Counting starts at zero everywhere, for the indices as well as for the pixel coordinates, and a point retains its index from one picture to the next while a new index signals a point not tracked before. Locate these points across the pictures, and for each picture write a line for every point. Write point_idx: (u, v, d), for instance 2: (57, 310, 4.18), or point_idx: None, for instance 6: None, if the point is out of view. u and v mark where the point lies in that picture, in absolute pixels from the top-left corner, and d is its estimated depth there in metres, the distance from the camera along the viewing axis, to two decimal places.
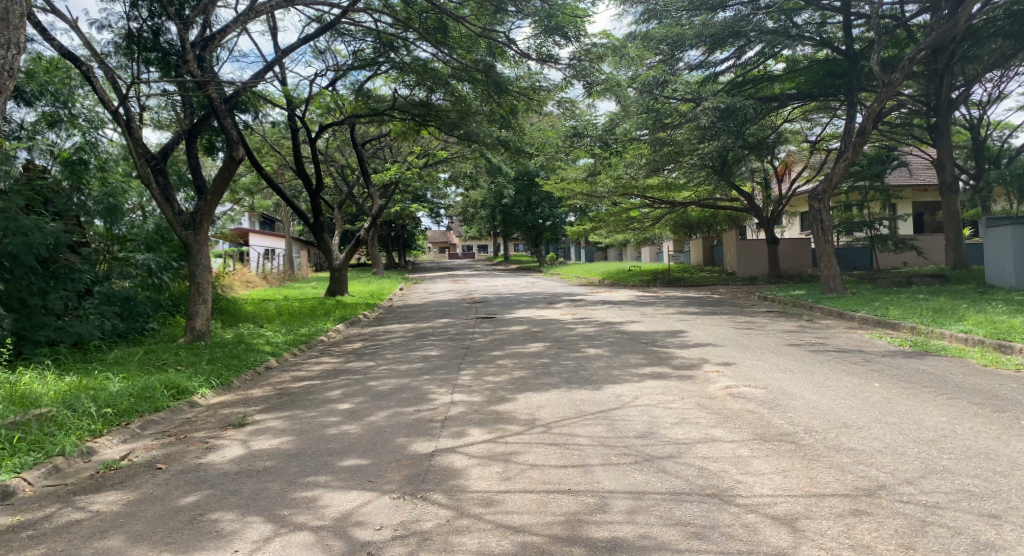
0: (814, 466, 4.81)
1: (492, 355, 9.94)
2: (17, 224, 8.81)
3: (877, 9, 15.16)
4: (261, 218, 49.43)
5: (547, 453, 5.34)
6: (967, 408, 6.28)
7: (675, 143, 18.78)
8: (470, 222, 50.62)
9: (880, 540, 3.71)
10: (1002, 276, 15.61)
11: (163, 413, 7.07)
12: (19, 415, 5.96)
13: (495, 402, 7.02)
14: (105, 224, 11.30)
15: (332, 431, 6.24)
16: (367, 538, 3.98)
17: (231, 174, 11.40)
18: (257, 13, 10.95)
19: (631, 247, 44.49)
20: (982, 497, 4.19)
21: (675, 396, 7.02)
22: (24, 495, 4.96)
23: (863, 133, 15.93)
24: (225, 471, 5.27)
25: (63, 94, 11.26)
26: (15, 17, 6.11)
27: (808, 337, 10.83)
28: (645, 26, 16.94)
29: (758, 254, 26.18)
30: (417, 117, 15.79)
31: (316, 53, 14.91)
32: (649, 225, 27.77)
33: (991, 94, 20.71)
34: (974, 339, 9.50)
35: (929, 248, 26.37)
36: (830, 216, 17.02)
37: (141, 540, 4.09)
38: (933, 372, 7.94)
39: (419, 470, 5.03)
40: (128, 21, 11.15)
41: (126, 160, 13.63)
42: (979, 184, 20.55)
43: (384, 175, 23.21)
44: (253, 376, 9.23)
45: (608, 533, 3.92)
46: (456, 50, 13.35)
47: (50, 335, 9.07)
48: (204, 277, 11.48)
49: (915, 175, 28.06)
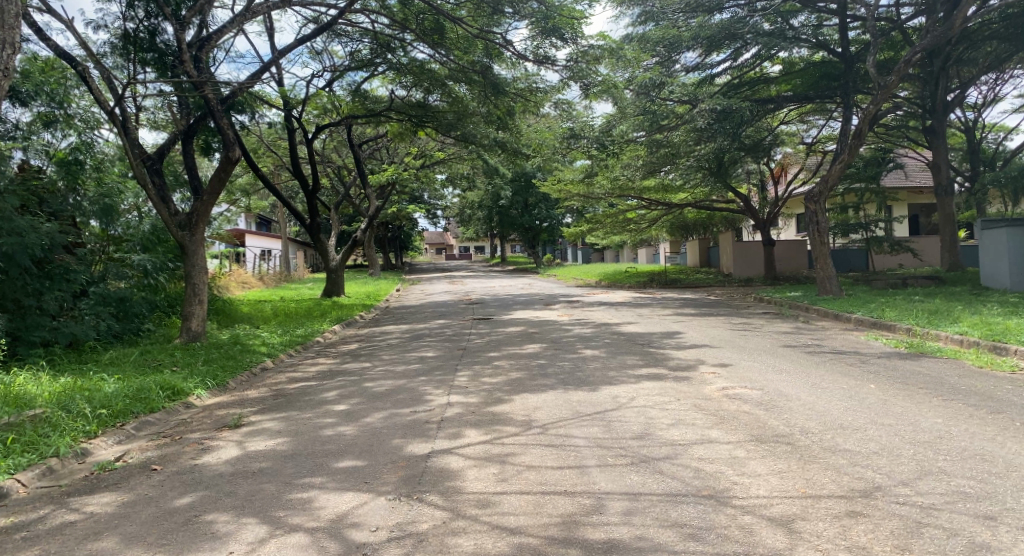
0: (810, 467, 4.82)
1: (489, 356, 9.94)
2: (12, 224, 8.76)
3: (873, 12, 15.17)
4: (257, 219, 49.37)
5: (544, 453, 5.34)
6: (963, 410, 6.29)
7: (672, 144, 18.31)
8: (467, 224, 50.66)
9: (876, 541, 3.71)
10: (997, 277, 15.64)
11: (158, 414, 7.05)
12: (12, 417, 5.94)
13: (492, 403, 7.01)
14: (101, 225, 11.27)
15: (328, 432, 6.21)
16: (362, 540, 3.96)
17: (227, 174, 11.34)
18: (254, 13, 10.92)
19: (628, 249, 44.52)
20: (978, 498, 4.20)
21: (671, 397, 7.02)
22: (18, 497, 4.94)
23: (860, 136, 15.93)
24: (220, 472, 5.25)
25: (58, 94, 11.20)
26: (9, 17, 6.07)
27: (804, 339, 10.85)
28: (641, 28, 16.92)
29: (754, 256, 26.23)
30: (414, 117, 15.77)
31: (313, 53, 14.87)
32: (646, 226, 27.81)
33: (986, 97, 20.81)
34: (969, 340, 9.54)
35: (925, 249, 26.49)
36: (826, 218, 17.05)
37: (136, 542, 4.08)
38: (929, 373, 7.97)
39: (415, 471, 5.02)
40: (124, 21, 11.10)
41: (122, 161, 13.61)
42: (974, 186, 20.60)
43: (381, 176, 23.18)
44: (249, 376, 9.20)
45: (604, 535, 3.91)
46: (453, 51, 13.38)
47: (45, 335, 9.03)
48: (200, 277, 11.40)
49: (911, 177, 28.14)
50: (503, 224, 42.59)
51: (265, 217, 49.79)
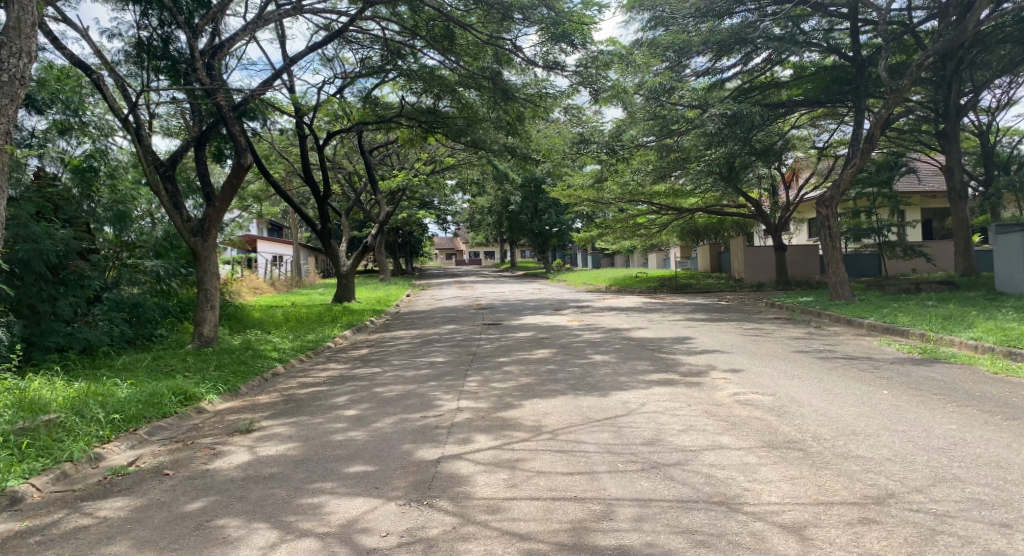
0: (823, 473, 4.78)
1: (499, 362, 9.92)
2: (29, 230, 8.99)
3: (885, 15, 14.97)
4: (269, 228, 49.79)
5: (554, 459, 5.33)
6: (978, 416, 6.22)
7: (682, 149, 19.03)
8: (478, 228, 50.72)
9: (890, 548, 3.68)
10: (1012, 282, 15.48)
11: (171, 419, 7.10)
12: (28, 421, 5.98)
13: (501, 409, 6.99)
14: (115, 231, 11.28)
15: (338, 437, 6.24)
16: (372, 545, 3.97)
17: (239, 180, 11.40)
18: (265, 21, 10.96)
19: (639, 254, 44.72)
20: (994, 506, 4.15)
21: (683, 403, 6.98)
22: (33, 501, 5.01)
23: (872, 140, 15.86)
24: (232, 477, 5.28)
25: (74, 102, 11.25)
26: (27, 26, 6.14)
27: (816, 345, 10.76)
28: (651, 33, 16.70)
29: (765, 261, 26.16)
30: (424, 124, 15.83)
31: (324, 60, 14.97)
32: (657, 231, 27.56)
33: (1000, 101, 20.60)
34: (984, 347, 9.43)
35: (939, 254, 26.30)
36: (838, 223, 16.89)
37: (148, 546, 4.10)
38: (944, 379, 7.87)
39: (425, 477, 5.02)
40: (139, 30, 11.20)
41: (136, 167, 13.73)
42: (989, 191, 20.38)
43: (393, 182, 23.58)
44: (261, 382, 9.23)
45: (615, 541, 3.90)
46: (463, 57, 13.55)
47: (59, 341, 9.15)
48: (213, 283, 11.45)
49: (924, 181, 27.93)
50: (513, 229, 42.55)
51: (277, 221, 50.05)
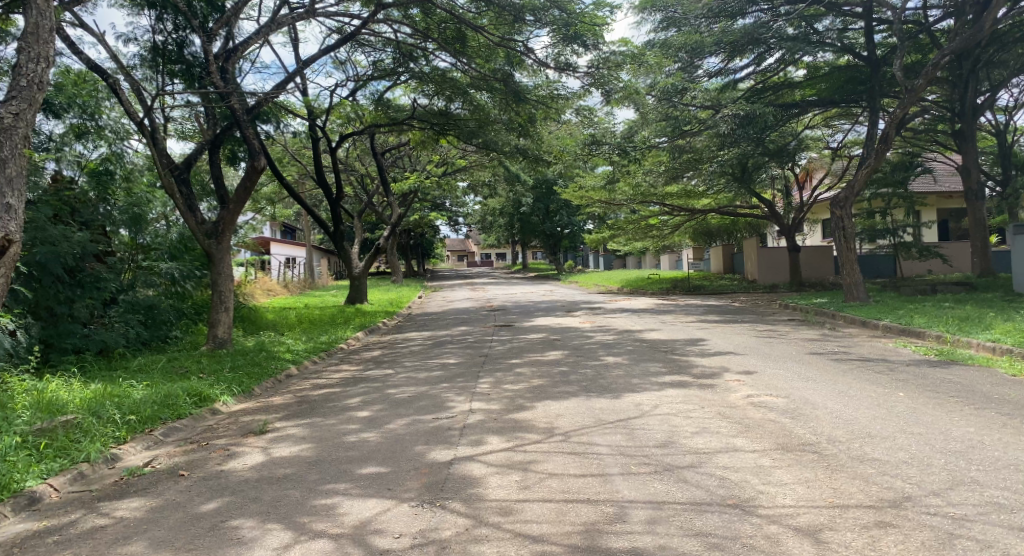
0: (838, 476, 4.74)
1: (511, 363, 9.92)
2: (46, 233, 9.11)
3: (900, 14, 14.77)
4: (281, 230, 50.09)
5: (566, 461, 5.32)
6: (996, 419, 6.14)
7: (694, 151, 18.90)
8: (490, 229, 50.78)
9: (907, 552, 3.65)
10: None
11: (185, 421, 7.13)
12: (45, 422, 6.07)
13: (513, 410, 6.99)
14: (131, 233, 11.37)
15: (351, 439, 6.27)
16: (385, 546, 3.98)
17: (252, 183, 11.47)
18: (278, 25, 11.02)
19: (650, 255, 44.57)
20: (1012, 509, 4.10)
21: (696, 405, 6.95)
22: (50, 501, 5.06)
23: (886, 140, 15.69)
24: (247, 478, 5.31)
25: (89, 105, 11.47)
26: (45, 31, 6.22)
27: (831, 346, 10.68)
28: (663, 33, 16.68)
29: (779, 262, 25.95)
30: (436, 126, 15.80)
31: (336, 63, 15.03)
32: (669, 232, 27.43)
33: (1018, 100, 20.38)
34: (1002, 348, 9.33)
35: (955, 254, 26.03)
36: (852, 224, 16.72)
37: (163, 547, 4.13)
38: (961, 382, 7.78)
39: (438, 478, 5.03)
40: (154, 34, 11.27)
41: (151, 170, 13.88)
42: (1007, 190, 20.14)
43: (404, 183, 23.66)
44: (274, 384, 9.26)
45: (628, 544, 3.89)
46: (475, 59, 13.48)
47: (76, 343, 9.25)
48: (227, 285, 11.52)
49: (940, 181, 27.67)
50: (525, 230, 42.51)
51: (290, 224, 50.31)
